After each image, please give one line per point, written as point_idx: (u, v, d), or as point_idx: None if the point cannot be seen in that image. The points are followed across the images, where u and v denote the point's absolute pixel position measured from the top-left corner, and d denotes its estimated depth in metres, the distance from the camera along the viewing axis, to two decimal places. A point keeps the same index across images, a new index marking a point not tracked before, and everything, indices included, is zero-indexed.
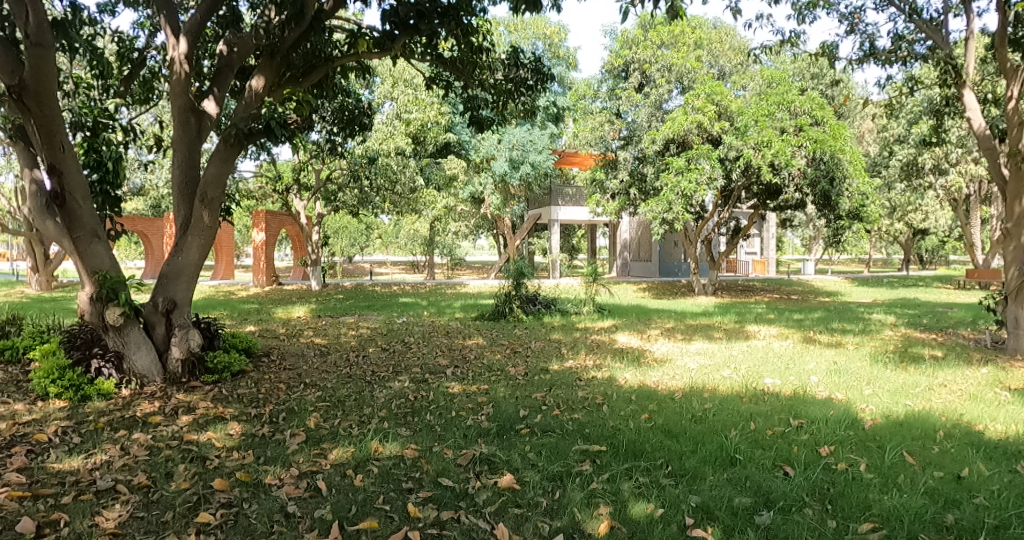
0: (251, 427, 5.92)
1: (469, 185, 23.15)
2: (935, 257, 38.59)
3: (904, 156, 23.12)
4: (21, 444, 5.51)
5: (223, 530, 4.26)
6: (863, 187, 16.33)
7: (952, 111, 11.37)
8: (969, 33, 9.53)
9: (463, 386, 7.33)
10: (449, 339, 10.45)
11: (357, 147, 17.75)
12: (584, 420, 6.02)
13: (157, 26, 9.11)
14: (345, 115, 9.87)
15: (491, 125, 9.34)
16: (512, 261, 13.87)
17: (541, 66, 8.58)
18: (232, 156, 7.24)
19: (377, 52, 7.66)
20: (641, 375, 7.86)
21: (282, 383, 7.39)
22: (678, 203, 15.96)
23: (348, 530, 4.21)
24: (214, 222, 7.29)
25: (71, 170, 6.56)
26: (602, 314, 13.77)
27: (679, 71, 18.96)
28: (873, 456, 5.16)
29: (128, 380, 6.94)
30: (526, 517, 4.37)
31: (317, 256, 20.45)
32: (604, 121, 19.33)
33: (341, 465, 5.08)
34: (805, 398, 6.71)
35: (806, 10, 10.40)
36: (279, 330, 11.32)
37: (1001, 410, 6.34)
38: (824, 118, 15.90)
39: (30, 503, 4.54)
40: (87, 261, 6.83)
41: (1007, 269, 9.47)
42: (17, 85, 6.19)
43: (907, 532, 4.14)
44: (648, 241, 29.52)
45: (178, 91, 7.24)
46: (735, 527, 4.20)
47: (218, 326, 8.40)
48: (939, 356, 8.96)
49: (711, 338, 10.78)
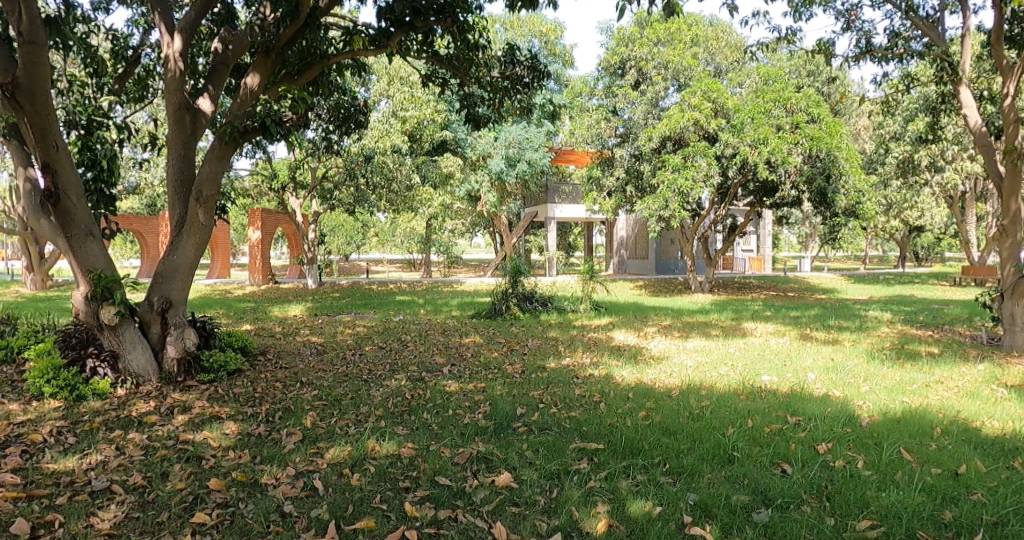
0: (247, 426, 5.89)
1: (465, 184, 22.99)
2: (930, 253, 38.68)
3: (900, 153, 23.20)
4: (16, 444, 5.48)
5: (219, 531, 4.24)
6: (860, 184, 16.30)
7: (947, 108, 11.33)
8: (965, 30, 9.51)
9: (460, 385, 7.28)
10: (445, 338, 10.33)
11: (353, 145, 17.71)
12: (582, 418, 6.00)
13: (151, 24, 9.05)
14: (341, 113, 9.79)
15: (487, 122, 9.30)
16: (509, 260, 13.84)
17: (538, 62, 8.62)
18: (227, 155, 7.15)
19: (372, 50, 7.56)
20: (638, 373, 7.80)
21: (278, 382, 7.33)
22: (674, 200, 15.87)
23: (345, 530, 4.20)
24: (209, 220, 7.26)
25: (65, 169, 6.55)
26: (599, 311, 13.74)
27: (675, 69, 18.90)
28: (870, 453, 5.16)
29: (123, 380, 6.90)
30: (523, 517, 4.35)
31: (313, 255, 20.39)
32: (600, 119, 19.14)
33: (338, 465, 5.06)
34: (802, 395, 6.72)
35: (802, 8, 10.41)
36: (277, 329, 11.27)
37: (997, 406, 6.36)
38: (820, 116, 15.86)
39: (23, 504, 4.51)
40: (81, 260, 6.80)
41: (1002, 267, 9.49)
42: (9, 83, 6.12)
43: (906, 531, 4.13)
44: (644, 239, 29.57)
45: (172, 89, 7.18)
46: (732, 525, 4.20)
47: (213, 325, 8.34)
48: (935, 353, 8.96)
49: (708, 337, 10.65)
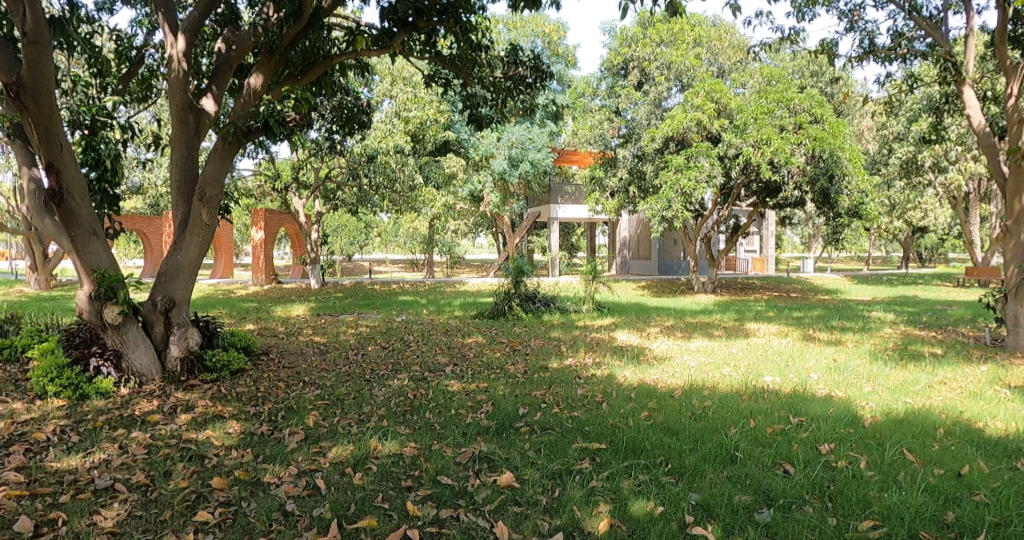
0: (250, 426, 5.90)
1: (468, 184, 23.08)
2: (934, 254, 38.65)
3: (904, 153, 23.17)
4: (19, 443, 5.49)
5: (222, 529, 4.25)
6: (863, 185, 16.26)
7: (951, 108, 11.28)
8: (968, 30, 9.49)
9: (463, 385, 7.29)
10: (448, 338, 10.35)
11: (356, 145, 17.77)
12: (584, 418, 6.01)
13: (155, 24, 9.07)
14: (344, 113, 9.79)
15: (490, 122, 9.32)
16: (511, 260, 13.78)
17: (541, 63, 8.61)
18: (230, 155, 7.17)
19: (375, 50, 7.55)
20: (641, 373, 7.79)
21: (281, 382, 7.35)
22: (677, 200, 15.82)
23: (347, 529, 4.21)
24: (213, 220, 7.28)
25: (70, 169, 6.57)
26: (601, 312, 13.65)
27: (678, 69, 19.06)
28: (873, 453, 5.17)
29: (127, 379, 6.91)
30: (526, 516, 4.36)
31: (315, 255, 20.34)
32: (604, 119, 19.22)
33: (340, 464, 5.07)
34: (805, 395, 6.72)
35: (805, 8, 10.40)
36: (279, 329, 11.25)
37: (1001, 407, 6.34)
38: (824, 116, 15.83)
39: (27, 502, 4.54)
40: (86, 259, 6.82)
41: (1006, 268, 9.43)
42: (15, 83, 6.16)
43: (908, 531, 4.13)
44: (646, 239, 29.60)
45: (177, 89, 7.20)
46: (734, 525, 4.20)
47: (217, 324, 8.35)
48: (939, 354, 8.92)
49: (711, 337, 10.66)
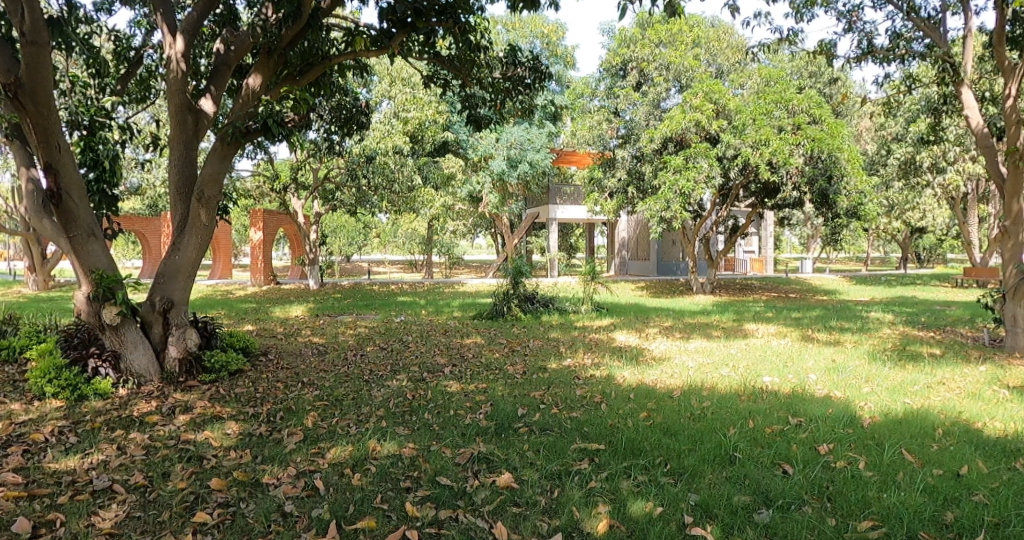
0: (248, 426, 5.89)
1: (467, 185, 23.07)
2: (933, 254, 38.70)
3: (902, 154, 23.19)
4: (17, 444, 5.49)
5: (220, 530, 4.24)
6: (861, 185, 16.26)
7: (950, 109, 11.28)
8: (967, 30, 9.49)
9: (462, 385, 7.29)
10: (447, 338, 10.34)
11: (355, 146, 17.76)
12: (583, 419, 6.00)
13: (153, 24, 9.06)
14: (342, 114, 9.79)
15: (488, 123, 9.32)
16: (510, 260, 13.78)
17: (539, 64, 8.63)
18: (229, 156, 7.17)
19: (374, 51, 7.55)
20: (640, 373, 7.81)
21: (280, 383, 7.34)
22: (676, 201, 15.84)
23: (346, 530, 4.20)
24: (211, 221, 7.27)
25: (68, 169, 6.56)
26: (600, 313, 13.66)
27: (677, 70, 18.84)
28: (872, 453, 5.17)
29: (125, 379, 6.90)
30: (524, 517, 4.35)
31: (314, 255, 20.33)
32: (602, 119, 19.37)
33: (339, 465, 5.06)
34: (804, 396, 6.72)
35: (803, 8, 10.39)
36: (278, 330, 11.26)
37: (999, 408, 6.34)
38: (822, 117, 15.84)
39: (24, 503, 4.53)
40: (83, 260, 6.81)
41: (1005, 268, 9.43)
42: (13, 83, 6.15)
43: (907, 532, 4.13)
44: (645, 240, 29.67)
45: (175, 90, 7.19)
46: (733, 526, 4.19)
47: (215, 325, 8.34)
48: (937, 354, 8.93)
49: (710, 337, 10.67)
